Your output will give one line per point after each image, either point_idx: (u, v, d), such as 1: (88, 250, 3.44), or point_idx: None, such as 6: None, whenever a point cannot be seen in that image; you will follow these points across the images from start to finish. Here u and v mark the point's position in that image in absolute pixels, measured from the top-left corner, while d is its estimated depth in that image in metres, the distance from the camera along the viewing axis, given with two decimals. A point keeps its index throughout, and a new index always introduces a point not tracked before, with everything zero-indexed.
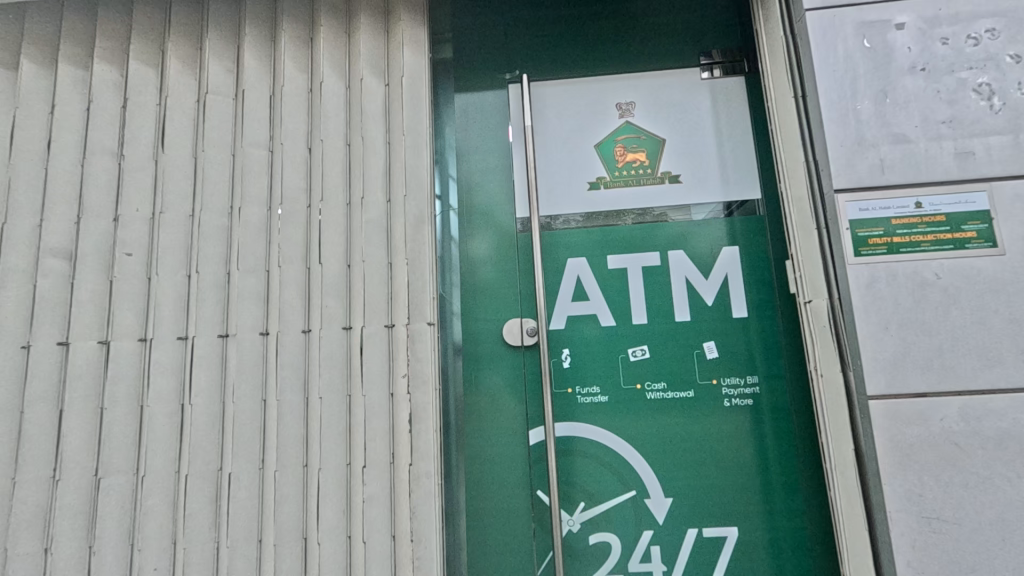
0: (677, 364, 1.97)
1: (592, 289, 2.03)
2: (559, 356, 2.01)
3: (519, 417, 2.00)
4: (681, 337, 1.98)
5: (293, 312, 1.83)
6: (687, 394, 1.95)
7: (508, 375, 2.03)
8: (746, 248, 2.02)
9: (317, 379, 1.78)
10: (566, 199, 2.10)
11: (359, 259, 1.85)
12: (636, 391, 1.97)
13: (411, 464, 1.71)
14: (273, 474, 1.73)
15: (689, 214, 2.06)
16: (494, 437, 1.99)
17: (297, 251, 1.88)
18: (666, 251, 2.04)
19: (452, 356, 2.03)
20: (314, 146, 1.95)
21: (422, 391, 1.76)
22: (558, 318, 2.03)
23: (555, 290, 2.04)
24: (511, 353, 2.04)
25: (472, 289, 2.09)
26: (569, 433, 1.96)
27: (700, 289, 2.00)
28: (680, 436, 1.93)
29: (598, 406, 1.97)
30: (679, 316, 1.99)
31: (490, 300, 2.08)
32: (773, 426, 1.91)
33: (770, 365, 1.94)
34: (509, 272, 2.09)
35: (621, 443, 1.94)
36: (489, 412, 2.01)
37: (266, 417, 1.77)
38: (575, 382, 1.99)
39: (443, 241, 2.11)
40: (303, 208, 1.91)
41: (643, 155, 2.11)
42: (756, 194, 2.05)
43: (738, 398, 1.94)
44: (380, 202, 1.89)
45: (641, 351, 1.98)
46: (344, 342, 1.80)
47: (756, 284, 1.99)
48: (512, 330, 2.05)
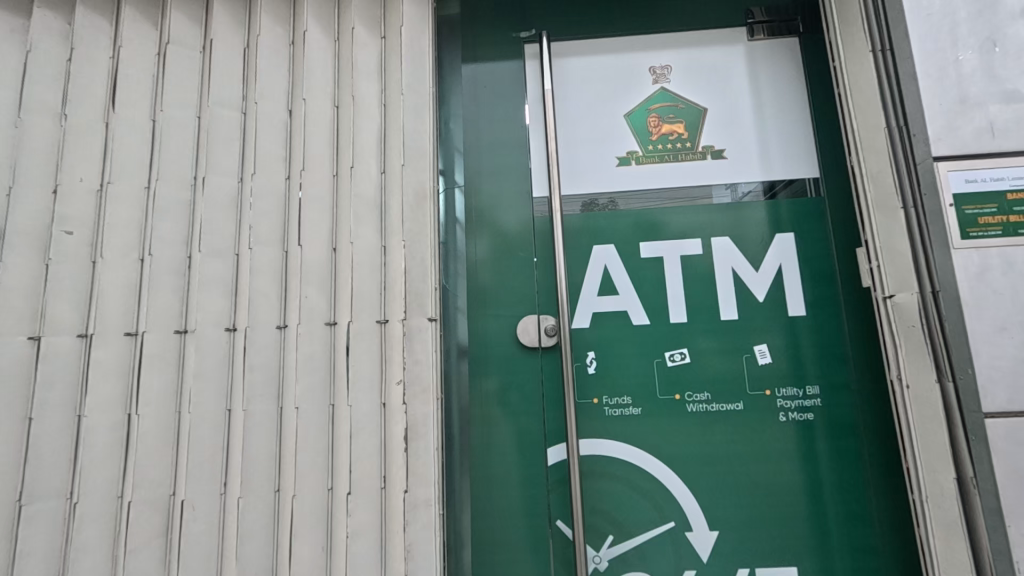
0: (723, 371, 1.67)
1: (622, 283, 1.73)
2: (582, 360, 1.70)
3: (535, 432, 1.70)
4: (728, 340, 1.68)
5: (266, 305, 1.52)
6: (734, 407, 1.65)
7: (521, 382, 1.73)
8: (801, 236, 1.72)
9: (293, 386, 1.46)
10: (591, 177, 1.80)
11: (347, 241, 1.54)
12: (675, 403, 1.66)
13: (406, 492, 1.40)
14: (237, 502, 1.41)
15: (734, 195, 1.76)
16: (506, 456, 1.69)
17: (272, 231, 1.56)
18: (708, 238, 1.74)
19: (456, 359, 1.74)
20: (296, 108, 1.64)
21: (422, 401, 1.45)
22: (582, 316, 1.73)
23: (579, 283, 1.74)
24: (526, 357, 1.74)
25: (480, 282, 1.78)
26: (595, 453, 1.66)
27: (750, 285, 1.71)
28: (728, 457, 1.63)
29: (631, 420, 1.66)
30: (724, 315, 1.69)
31: (501, 295, 1.78)
32: (838, 447, 1.61)
33: (832, 374, 1.64)
34: (525, 263, 1.79)
35: (657, 465, 1.64)
36: (499, 427, 1.71)
37: (231, 431, 1.45)
38: (602, 391, 1.68)
39: (447, 225, 1.80)
40: (280, 180, 1.59)
41: (681, 126, 1.81)
42: (813, 174, 1.75)
43: (795, 412, 1.64)
44: (373, 173, 1.58)
45: (680, 356, 1.68)
46: (327, 341, 1.49)
47: (816, 278, 1.69)
48: (526, 329, 1.74)
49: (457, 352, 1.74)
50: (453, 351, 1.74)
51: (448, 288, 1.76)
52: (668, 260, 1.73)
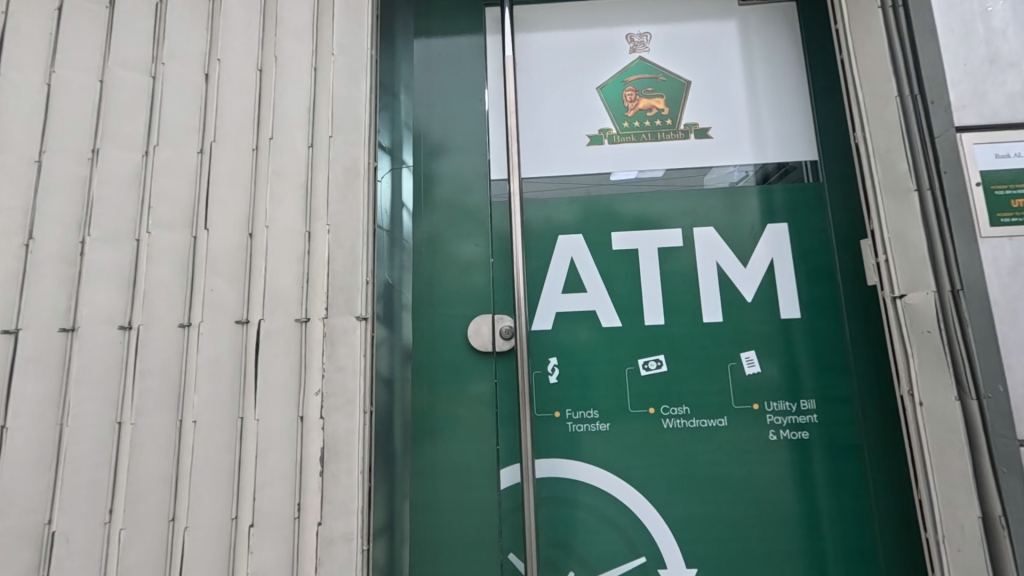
0: (706, 382, 1.44)
1: (589, 280, 1.50)
2: (544, 367, 1.48)
3: (487, 449, 1.47)
4: (711, 345, 1.46)
5: (168, 300, 1.29)
6: (717, 423, 1.43)
7: (472, 392, 1.50)
8: (797, 227, 1.50)
9: (193, 396, 1.23)
10: (557, 157, 1.57)
11: (263, 225, 1.32)
12: (649, 418, 1.44)
13: (321, 524, 1.18)
14: (119, 535, 1.18)
15: (720, 180, 1.54)
16: (452, 479, 1.46)
17: (178, 213, 1.33)
18: (690, 228, 1.52)
19: (397, 365, 1.51)
20: (212, 71, 1.40)
21: (343, 414, 1.23)
22: (543, 317, 1.50)
23: (541, 279, 1.51)
24: (479, 363, 1.52)
25: (427, 277, 1.56)
26: (555, 475, 1.43)
27: (737, 284, 1.48)
28: (708, 482, 1.41)
29: (598, 437, 1.44)
30: (707, 318, 1.47)
31: (452, 292, 1.56)
32: (834, 471, 1.39)
33: (830, 386, 1.42)
34: (479, 256, 1.57)
35: (627, 491, 1.42)
36: (444, 444, 1.48)
37: (118, 450, 1.22)
38: (565, 403, 1.46)
39: (392, 210, 1.58)
40: (191, 155, 1.36)
41: (661, 101, 1.59)
42: (810, 157, 1.53)
43: (787, 430, 1.41)
44: (300, 148, 1.35)
45: (656, 364, 1.46)
46: (238, 343, 1.26)
47: (812, 275, 1.46)
48: (479, 332, 1.52)
49: (397, 357, 1.51)
50: (392, 355, 1.51)
51: (387, 282, 1.53)
52: (644, 254, 1.51)
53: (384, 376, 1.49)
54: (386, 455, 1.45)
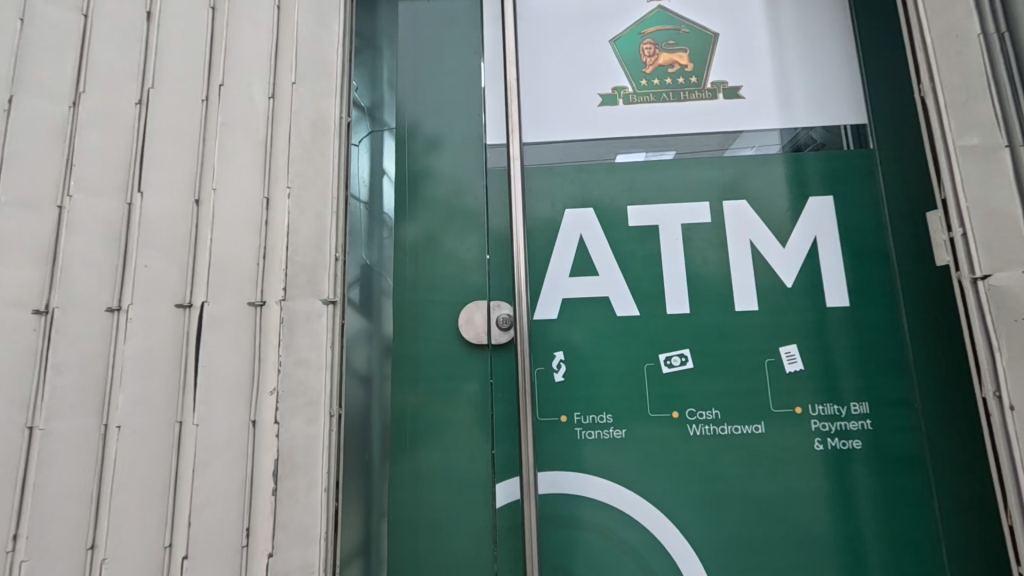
0: (738, 381, 1.23)
1: (601, 262, 1.29)
2: (548, 363, 1.26)
3: (482, 461, 1.25)
4: (745, 338, 1.24)
5: (94, 278, 1.06)
6: (753, 429, 1.21)
7: (463, 392, 1.27)
8: (845, 200, 1.28)
9: (120, 395, 1.00)
10: (565, 119, 1.35)
11: (211, 189, 1.09)
12: (672, 423, 1.22)
13: (272, 555, 0.95)
14: (19, 569, 0.94)
15: (753, 147, 1.32)
16: (439, 495, 1.24)
17: (109, 175, 1.10)
18: (718, 202, 1.30)
19: (373, 360, 1.28)
20: (154, 7, 1.17)
21: (302, 417, 1.00)
22: (548, 304, 1.28)
23: (545, 260, 1.29)
24: (471, 358, 1.28)
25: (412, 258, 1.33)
26: (561, 491, 1.21)
27: (774, 267, 1.26)
28: (742, 500, 1.19)
29: (612, 446, 1.22)
30: (739, 307, 1.25)
31: (440, 275, 1.33)
32: (890, 487, 1.18)
33: (887, 386, 1.20)
34: (472, 234, 1.34)
35: (646, 509, 1.20)
36: (430, 453, 1.25)
37: (20, 462, 0.97)
38: (573, 406, 1.24)
39: (372, 180, 1.36)
40: (127, 106, 1.13)
41: (684, 56, 1.37)
42: (860, 119, 1.31)
43: (836, 439, 1.20)
44: (259, 100, 1.13)
45: (681, 360, 1.24)
46: (179, 331, 1.04)
47: (862, 257, 1.25)
48: (471, 321, 1.29)
49: (374, 350, 1.29)
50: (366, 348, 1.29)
51: (363, 263, 1.32)
52: (664, 231, 1.29)
53: (358, 370, 1.28)
54: (364, 463, 1.24)
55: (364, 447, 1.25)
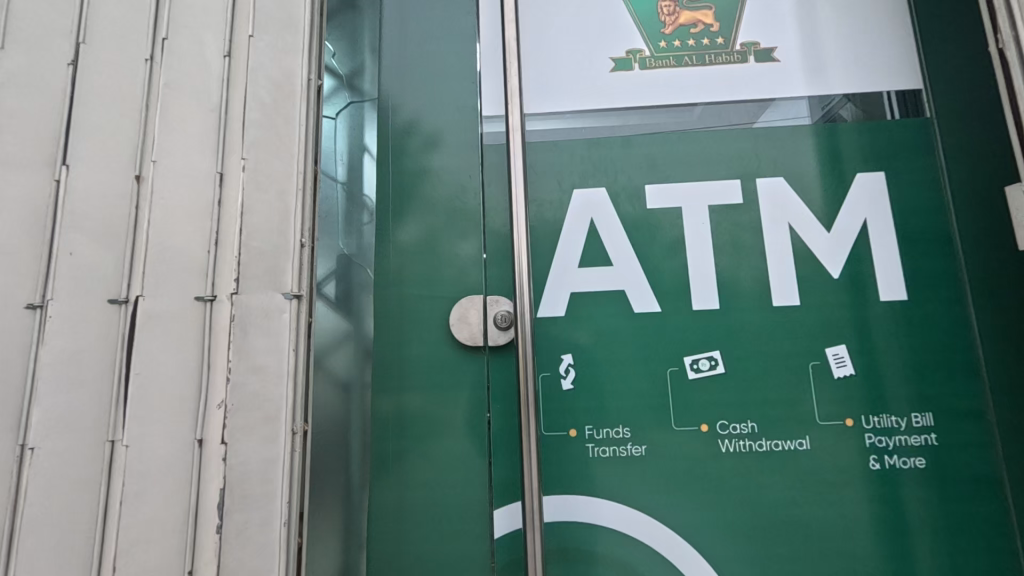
0: (777, 389, 1.05)
1: (616, 250, 1.11)
2: (555, 368, 1.08)
3: (478, 483, 1.07)
4: (784, 338, 1.06)
5: (12, 271, 0.88)
6: (796, 446, 1.03)
7: (456, 402, 1.10)
8: (900, 178, 1.10)
9: (37, 409, 0.83)
10: (572, 88, 1.18)
11: (152, 161, 0.91)
12: (700, 438, 1.04)
13: None
14: None
15: (790, 117, 1.14)
16: (427, 523, 1.06)
17: (31, 145, 0.92)
18: (750, 180, 1.12)
19: (349, 368, 1.09)
20: None
21: (256, 435, 0.83)
22: (553, 300, 1.10)
23: (549, 249, 1.12)
24: (464, 362, 1.10)
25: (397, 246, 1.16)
26: (570, 518, 1.04)
27: (818, 255, 1.09)
28: (783, 529, 1.01)
29: (630, 465, 1.04)
30: (777, 302, 1.08)
31: (429, 265, 1.15)
32: (961, 514, 1.00)
33: (954, 395, 1.03)
34: (465, 219, 1.16)
35: (670, 540, 1.02)
36: (418, 473, 1.08)
37: None
38: (583, 418, 1.06)
39: (351, 158, 1.18)
40: (56, 65, 0.95)
41: (709, 15, 1.19)
42: (914, 84, 1.13)
43: (897, 457, 1.02)
44: (212, 58, 0.95)
45: (710, 363, 1.06)
46: (110, 331, 0.86)
47: (920, 243, 1.08)
48: (465, 319, 1.11)
49: (352, 354, 1.10)
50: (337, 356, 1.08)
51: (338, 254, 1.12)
52: (688, 214, 1.11)
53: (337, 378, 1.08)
54: (343, 486, 1.06)
55: (343, 468, 1.06)
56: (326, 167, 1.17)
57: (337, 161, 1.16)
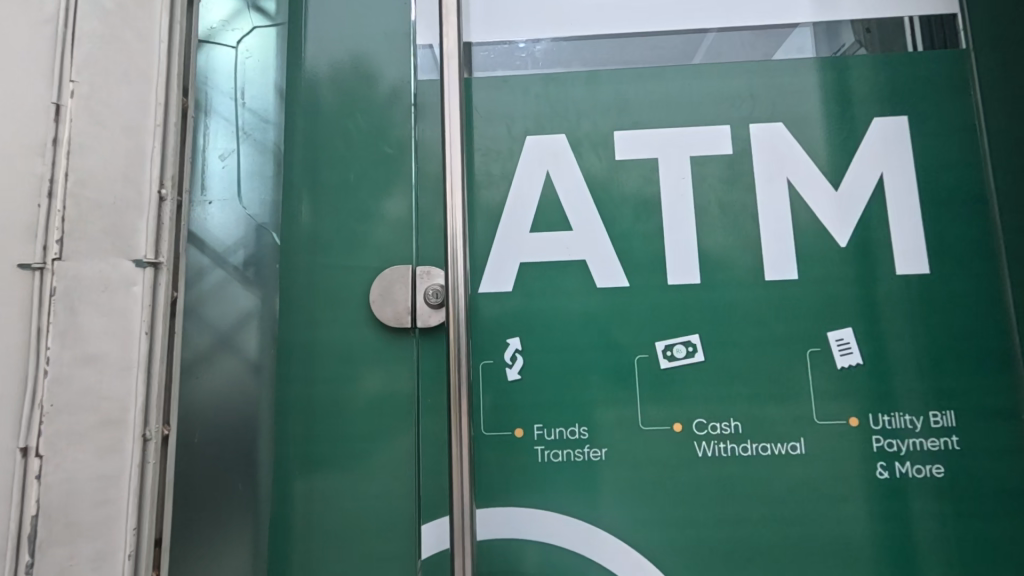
0: (766, 381, 0.87)
1: (576, 212, 0.90)
2: (499, 355, 0.88)
3: (403, 495, 0.88)
4: (777, 320, 0.88)
5: None
6: (789, 450, 0.85)
7: (380, 396, 0.90)
8: (926, 125, 0.90)
9: None
10: (528, 10, 0.95)
11: None
12: (673, 440, 0.86)
13: None
14: None
15: (793, 50, 0.93)
16: (344, 542, 0.88)
17: None
18: (743, 125, 0.91)
19: (240, 356, 0.91)
20: None
21: (89, 445, 0.64)
22: (499, 272, 0.90)
23: (495, 210, 0.91)
24: (390, 348, 0.90)
25: (309, 205, 0.94)
26: (513, 536, 0.86)
27: (821, 219, 0.89)
28: (770, 550, 0.85)
29: (588, 472, 0.86)
30: (770, 276, 0.88)
31: (349, 228, 0.93)
32: (982, 531, 0.83)
33: (980, 389, 0.85)
34: (392, 172, 0.94)
35: (634, 561, 0.85)
36: (333, 482, 0.89)
37: None
38: (533, 416, 0.87)
39: (257, 98, 0.96)
40: None
41: None
42: (948, 9, 0.91)
43: (910, 465, 0.84)
44: None
45: (687, 350, 0.87)
46: None
47: (946, 205, 0.88)
48: (389, 295, 0.90)
49: (246, 341, 0.92)
50: (220, 341, 0.91)
51: (227, 220, 0.93)
52: (666, 168, 0.91)
53: (230, 373, 0.91)
54: (247, 495, 0.89)
55: (246, 474, 0.89)
56: (213, 102, 0.95)
57: (241, 103, 0.96)
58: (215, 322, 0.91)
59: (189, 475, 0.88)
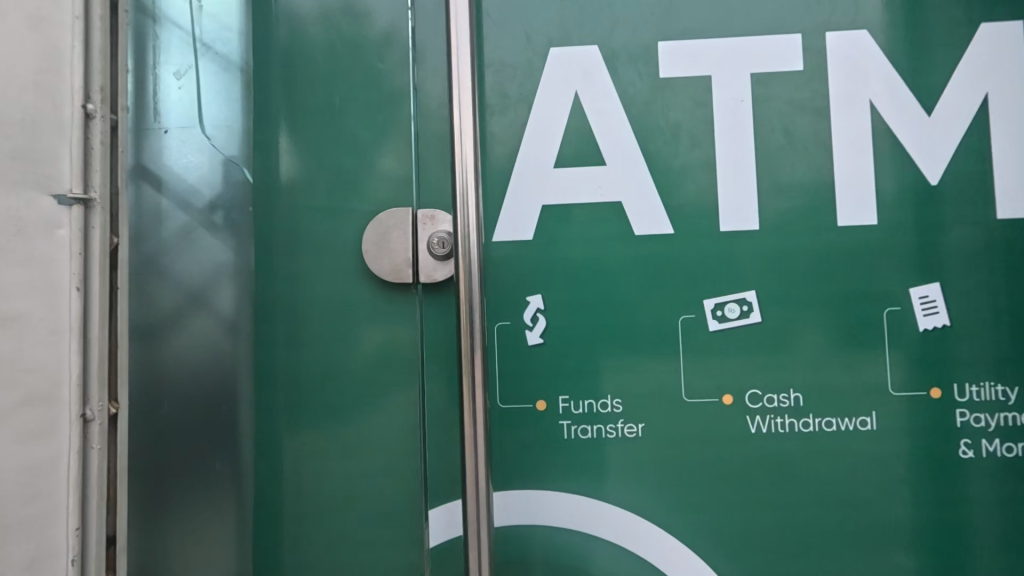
0: (835, 346, 0.73)
1: (610, 143, 0.74)
2: (518, 315, 0.74)
3: (406, 478, 0.76)
4: (851, 273, 0.73)
5: None
6: (858, 426, 0.72)
7: (376, 362, 0.76)
8: None
9: None
10: None
11: None
12: (722, 414, 0.73)
13: None
14: None
15: None
16: (341, 529, 0.76)
17: None
18: (816, 33, 0.74)
19: (210, 317, 0.77)
20: None
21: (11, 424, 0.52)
22: (516, 217, 0.74)
23: (511, 140, 0.75)
24: (387, 306, 0.76)
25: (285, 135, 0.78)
26: (533, 522, 0.74)
27: (909, 151, 0.73)
28: (832, 539, 0.73)
29: (621, 451, 0.73)
30: (842, 220, 0.73)
31: (333, 163, 0.77)
32: None
33: None
34: (384, 93, 0.76)
35: (674, 549, 0.73)
36: (325, 463, 0.76)
37: None
38: (557, 386, 0.74)
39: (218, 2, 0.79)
40: None
41: None
42: None
43: (999, 441, 0.72)
44: None
45: (741, 310, 0.73)
46: None
47: None
48: (384, 244, 0.75)
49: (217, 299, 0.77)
50: (185, 298, 0.77)
51: (181, 153, 0.77)
52: (721, 87, 0.74)
53: (200, 335, 0.77)
54: (231, 475, 0.77)
55: (228, 452, 0.77)
56: (167, 8, 0.77)
57: (199, 8, 0.78)
58: (176, 277, 0.76)
59: (160, 455, 0.76)
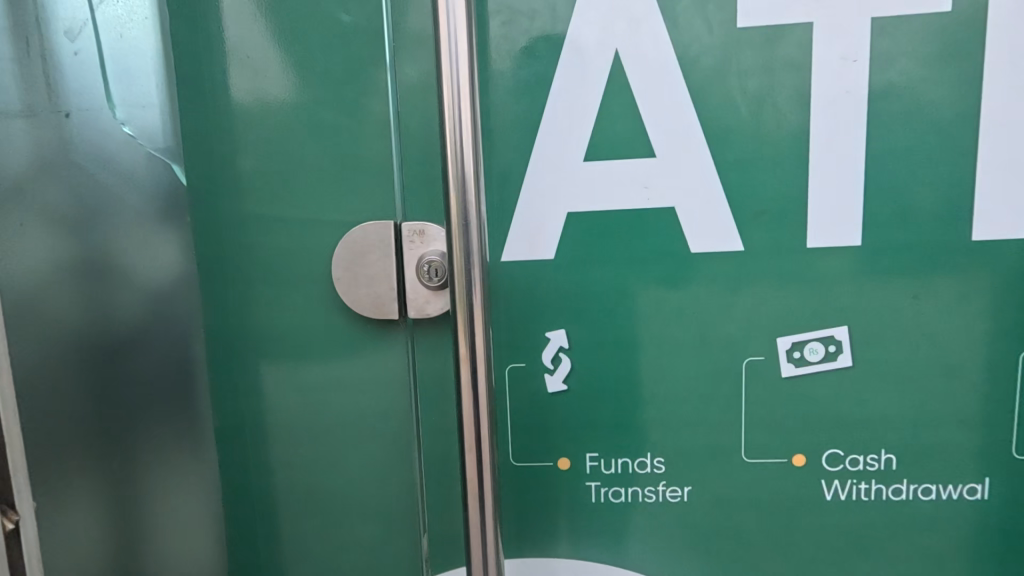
0: (949, 399, 0.56)
1: (662, 127, 0.54)
2: (536, 356, 0.58)
3: (401, 545, 0.63)
4: (983, 305, 0.54)
5: None
6: (964, 495, 0.57)
7: (359, 410, 0.61)
8: None
9: None
10: None
11: None
12: (790, 477, 0.58)
13: None
14: None
15: None
16: None
17: None
18: None
19: (161, 347, 0.62)
20: None
21: None
22: (534, 228, 0.56)
23: (526, 122, 0.55)
24: (368, 342, 0.60)
25: (242, 79, 0.58)
26: None
27: None
28: None
29: (660, 517, 0.60)
30: (981, 234, 0.53)
31: (290, 156, 0.58)
32: None
33: None
34: (351, 56, 0.56)
35: None
36: (303, 527, 0.64)
37: None
38: (585, 441, 0.60)
39: None
40: None
41: None
42: None
43: None
44: None
45: (826, 351, 0.56)
46: None
47: None
48: (361, 266, 0.58)
49: (168, 332, 0.62)
50: (127, 325, 0.60)
51: (94, 146, 0.58)
52: (827, 39, 0.52)
53: (154, 381, 0.62)
54: (211, 542, 0.65)
55: (204, 516, 0.65)
56: None
57: None
58: (115, 304, 0.60)
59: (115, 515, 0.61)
